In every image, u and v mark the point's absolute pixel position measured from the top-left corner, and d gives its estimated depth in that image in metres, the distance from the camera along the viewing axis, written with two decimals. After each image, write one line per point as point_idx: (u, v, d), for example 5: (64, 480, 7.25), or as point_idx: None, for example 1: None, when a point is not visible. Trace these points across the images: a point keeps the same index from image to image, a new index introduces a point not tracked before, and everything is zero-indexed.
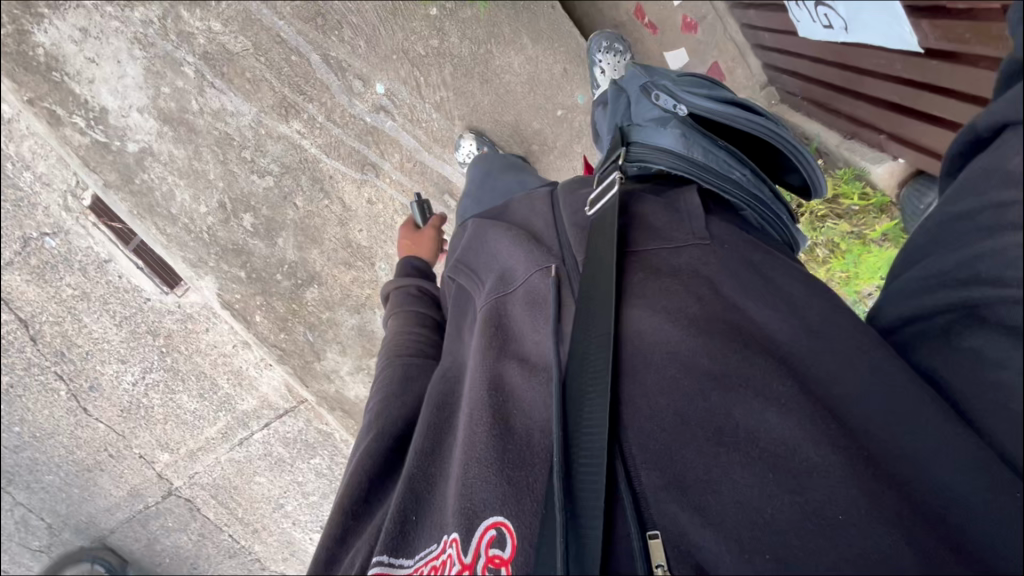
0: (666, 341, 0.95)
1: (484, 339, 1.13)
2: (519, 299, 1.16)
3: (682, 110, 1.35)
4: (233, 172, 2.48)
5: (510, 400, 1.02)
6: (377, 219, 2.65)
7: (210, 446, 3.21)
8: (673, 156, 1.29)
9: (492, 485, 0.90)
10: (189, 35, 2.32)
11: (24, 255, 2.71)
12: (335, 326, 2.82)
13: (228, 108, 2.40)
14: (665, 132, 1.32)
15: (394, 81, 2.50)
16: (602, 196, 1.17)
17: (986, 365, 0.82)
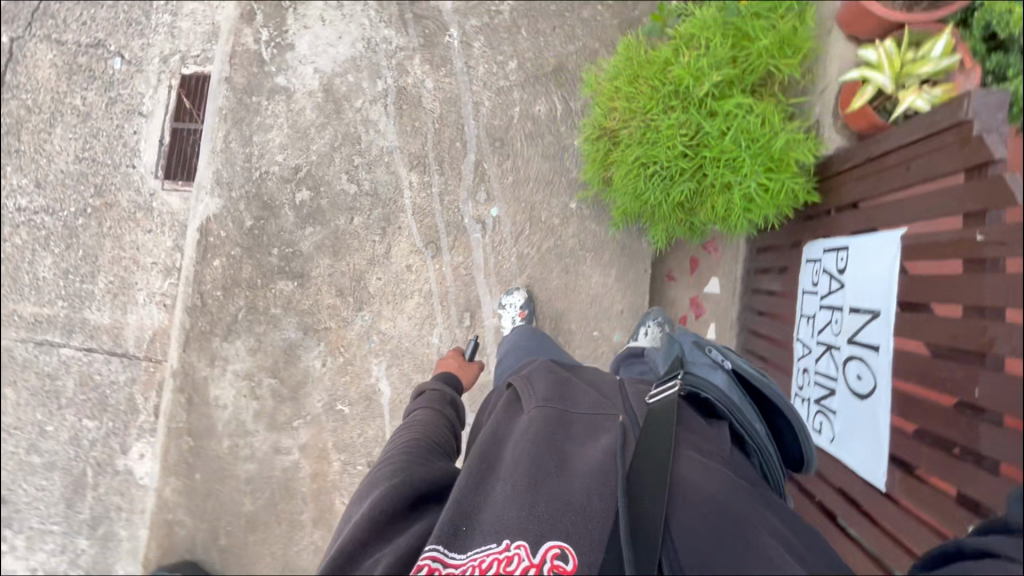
0: (705, 484, 1.13)
1: (550, 424, 1.26)
2: (583, 416, 1.31)
3: (728, 364, 1.44)
4: (331, 160, 2.68)
5: (573, 472, 1.15)
6: (399, 283, 2.58)
7: (7, 321, 2.96)
8: (718, 391, 1.36)
9: (559, 523, 1.05)
10: (404, 73, 2.63)
11: (89, 51, 2.96)
12: (272, 326, 2.69)
13: (378, 125, 2.65)
14: (720, 371, 1.43)
15: (510, 214, 2.49)
16: (660, 392, 1.32)
17: None
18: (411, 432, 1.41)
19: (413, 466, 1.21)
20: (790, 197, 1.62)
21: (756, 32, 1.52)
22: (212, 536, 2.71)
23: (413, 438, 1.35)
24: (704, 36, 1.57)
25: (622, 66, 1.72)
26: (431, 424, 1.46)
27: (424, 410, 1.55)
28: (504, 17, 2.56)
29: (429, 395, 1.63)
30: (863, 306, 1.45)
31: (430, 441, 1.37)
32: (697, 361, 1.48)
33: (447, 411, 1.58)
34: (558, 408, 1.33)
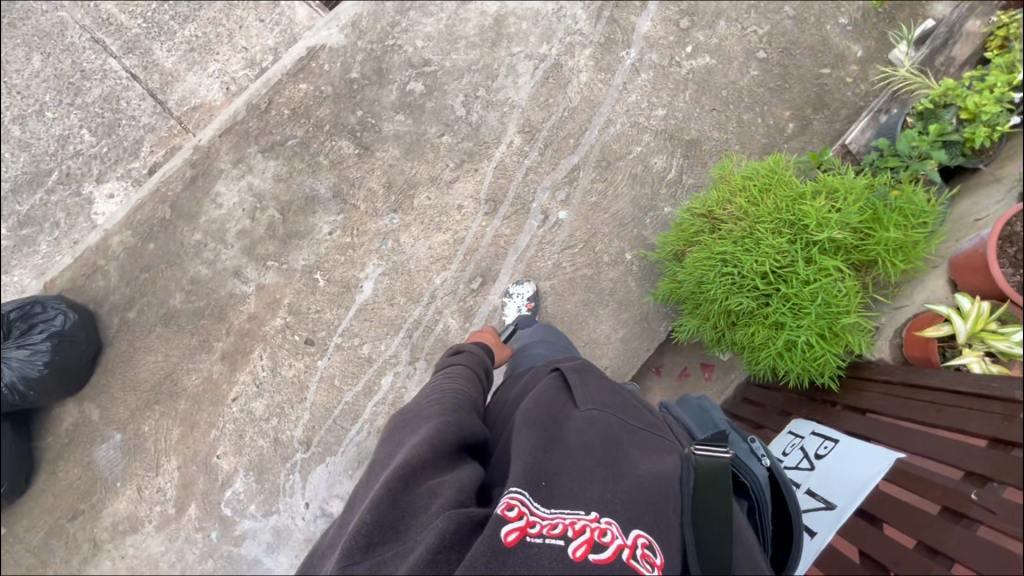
0: (747, 535, 1.05)
1: (614, 420, 1.17)
2: (642, 424, 1.21)
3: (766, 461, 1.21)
4: (460, 76, 2.70)
5: (642, 469, 1.05)
6: (443, 213, 2.58)
7: (83, 2, 2.86)
8: (760, 488, 1.15)
9: (637, 513, 0.95)
10: (569, 53, 2.69)
11: None
12: (308, 171, 2.65)
13: (518, 79, 2.68)
14: (759, 463, 1.20)
15: (572, 226, 2.52)
16: (708, 449, 1.09)
17: None
18: (449, 380, 1.28)
19: (460, 413, 1.11)
20: (824, 368, 1.68)
21: (885, 223, 1.62)
22: (125, 304, 2.58)
23: (455, 388, 1.23)
24: (843, 197, 1.66)
25: (760, 175, 1.80)
26: (469, 382, 1.32)
27: (457, 365, 1.39)
28: (682, 70, 2.63)
29: (459, 352, 1.47)
30: (821, 494, 1.52)
31: (467, 394, 1.23)
32: (735, 442, 1.24)
33: (480, 373, 1.44)
34: (618, 408, 1.23)
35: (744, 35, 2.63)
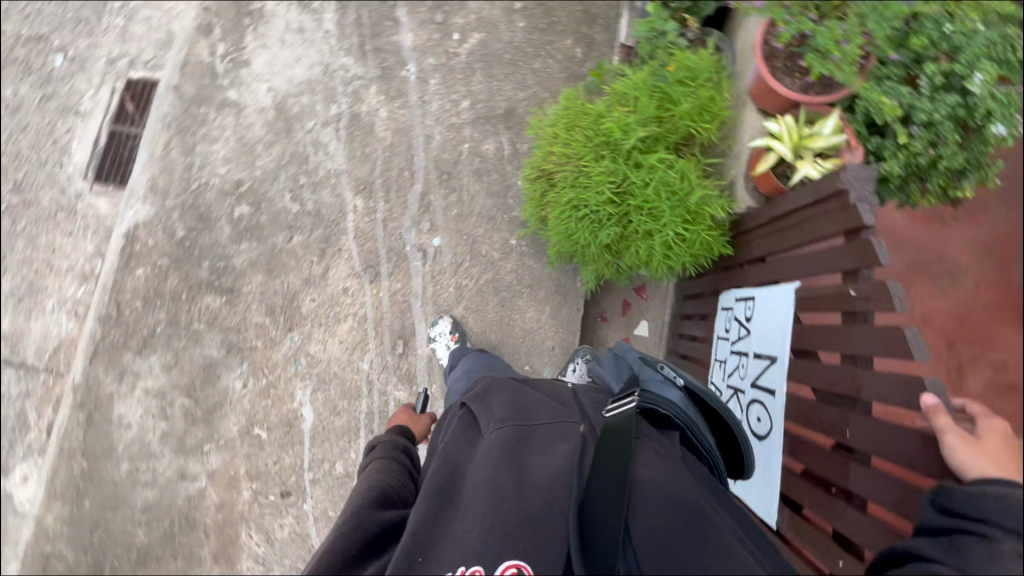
0: (663, 480, 1.00)
1: (506, 441, 1.13)
2: (539, 430, 1.18)
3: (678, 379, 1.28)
4: (276, 177, 2.67)
5: (529, 486, 1.02)
6: (334, 305, 2.53)
7: None
8: (677, 410, 1.19)
9: (513, 544, 0.94)
10: (359, 99, 2.70)
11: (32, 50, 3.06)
12: (191, 343, 2.55)
13: (328, 148, 2.67)
14: (674, 387, 1.24)
15: (451, 245, 2.52)
16: (618, 407, 1.15)
17: None
18: (368, 477, 1.23)
19: (363, 510, 1.08)
20: (705, 247, 1.74)
21: (677, 98, 1.68)
22: (96, 570, 2.43)
23: (371, 485, 1.19)
24: (633, 96, 1.72)
25: (563, 113, 1.84)
26: (393, 469, 1.28)
27: (379, 455, 1.34)
28: (462, 58, 2.68)
29: (381, 438, 1.41)
30: (763, 352, 1.56)
31: (385, 487, 1.19)
32: (649, 376, 1.29)
33: (402, 452, 1.37)
34: (519, 415, 1.22)
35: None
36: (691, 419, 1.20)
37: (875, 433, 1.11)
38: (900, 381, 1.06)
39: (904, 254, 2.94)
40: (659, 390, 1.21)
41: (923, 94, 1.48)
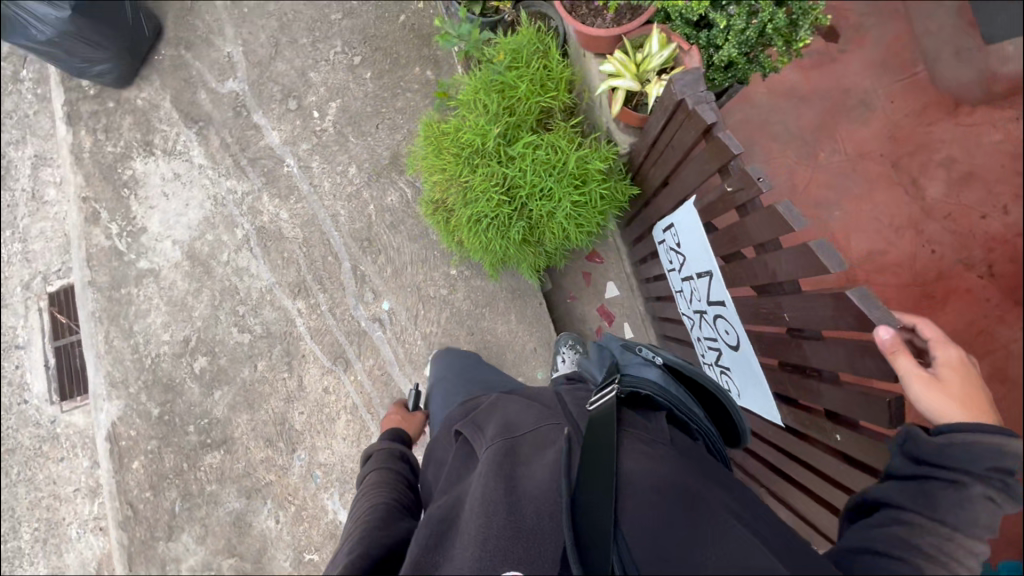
0: (654, 460, 0.97)
1: (495, 454, 1.10)
2: (527, 437, 1.14)
3: (659, 359, 1.17)
4: (217, 318, 2.69)
5: (522, 497, 0.98)
6: (323, 408, 2.55)
7: None
8: (660, 390, 1.13)
9: (509, 556, 0.90)
10: (258, 212, 2.74)
11: None
12: (213, 505, 2.58)
13: (251, 269, 2.70)
14: (654, 366, 1.16)
15: (400, 303, 2.55)
16: (600, 398, 1.10)
17: None
18: (372, 487, 1.32)
19: (368, 539, 1.09)
20: (608, 202, 1.76)
21: (517, 83, 1.72)
22: None
23: (377, 494, 1.28)
24: (478, 98, 1.76)
25: (432, 130, 1.87)
26: (393, 480, 1.37)
27: (376, 466, 1.43)
28: (331, 131, 2.72)
29: (378, 451, 1.52)
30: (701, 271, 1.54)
31: (390, 495, 1.28)
32: (629, 359, 1.21)
33: (397, 457, 1.49)
34: (509, 429, 1.19)
35: (334, 65, 2.77)
36: (675, 395, 1.14)
37: (821, 322, 1.09)
38: (809, 274, 1.03)
39: (817, 103, 3.04)
40: (638, 369, 1.16)
41: None
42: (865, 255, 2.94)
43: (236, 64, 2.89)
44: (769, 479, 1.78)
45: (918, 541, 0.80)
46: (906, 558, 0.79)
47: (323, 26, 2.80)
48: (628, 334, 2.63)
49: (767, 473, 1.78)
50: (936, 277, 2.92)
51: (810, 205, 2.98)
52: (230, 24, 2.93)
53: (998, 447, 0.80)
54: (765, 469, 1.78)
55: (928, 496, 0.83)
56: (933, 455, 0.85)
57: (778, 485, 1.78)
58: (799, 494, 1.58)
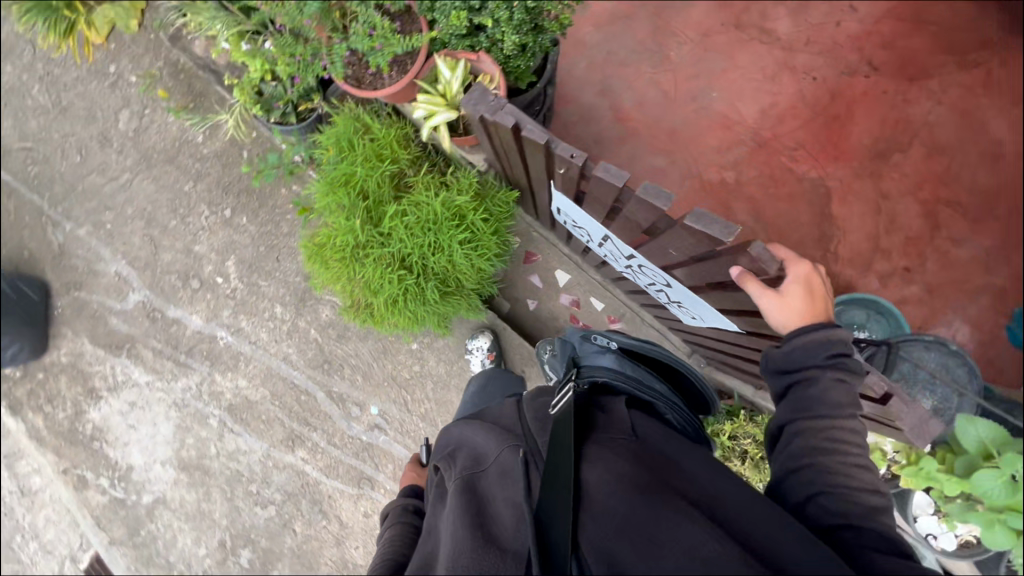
0: (614, 464, 0.99)
1: (462, 499, 1.06)
2: (491, 472, 1.09)
3: (613, 343, 1.32)
4: (237, 507, 2.69)
5: (491, 545, 0.96)
6: (374, 531, 2.54)
7: None
8: (616, 376, 1.22)
9: None
10: (219, 393, 2.74)
11: None
12: None
13: (241, 447, 2.69)
14: (609, 354, 1.28)
15: (386, 401, 2.54)
16: (561, 400, 1.12)
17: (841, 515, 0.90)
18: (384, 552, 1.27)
19: None
20: (494, 225, 1.77)
21: (355, 168, 1.74)
22: None
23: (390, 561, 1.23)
24: (331, 201, 1.78)
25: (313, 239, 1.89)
26: (408, 538, 1.32)
27: (393, 522, 1.41)
28: (242, 287, 2.73)
29: (393, 508, 1.47)
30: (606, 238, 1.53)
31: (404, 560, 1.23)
32: (586, 348, 1.32)
33: (411, 509, 1.45)
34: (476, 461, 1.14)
35: (212, 229, 2.78)
36: (631, 377, 1.22)
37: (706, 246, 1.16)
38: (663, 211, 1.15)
39: (639, 11, 3.08)
40: (594, 364, 1.25)
41: None
42: (760, 115, 2.98)
43: (128, 277, 2.89)
44: None
45: (816, 442, 0.97)
46: (817, 463, 0.95)
47: (182, 201, 2.81)
48: (599, 307, 2.63)
49: None
50: (830, 98, 2.96)
51: (689, 100, 3.01)
52: (103, 246, 2.94)
53: (834, 336, 1.00)
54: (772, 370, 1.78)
55: (803, 396, 1.01)
56: (786, 364, 1.04)
57: None
58: None
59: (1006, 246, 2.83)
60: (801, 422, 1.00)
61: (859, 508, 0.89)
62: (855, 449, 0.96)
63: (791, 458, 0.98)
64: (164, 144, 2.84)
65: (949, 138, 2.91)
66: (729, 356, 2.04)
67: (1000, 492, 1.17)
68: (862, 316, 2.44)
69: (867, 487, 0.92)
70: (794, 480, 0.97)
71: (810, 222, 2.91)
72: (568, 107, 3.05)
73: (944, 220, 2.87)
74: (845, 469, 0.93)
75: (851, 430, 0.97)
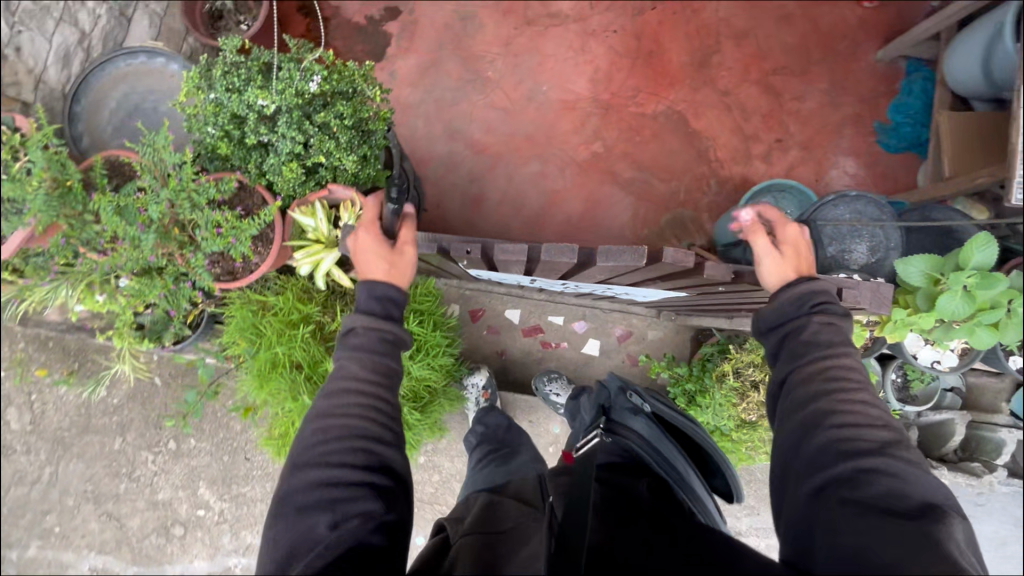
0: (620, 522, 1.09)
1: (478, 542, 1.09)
2: (513, 526, 1.16)
3: (646, 405, 1.45)
4: None
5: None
6: None
7: None
8: (644, 442, 1.33)
9: None
10: None
11: None
12: None
13: None
14: (640, 417, 1.41)
15: (428, 525, 2.43)
16: (585, 444, 1.29)
17: (856, 453, 1.00)
18: (323, 418, 1.08)
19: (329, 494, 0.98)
20: (433, 330, 1.81)
21: (276, 348, 1.66)
22: None
23: (326, 445, 1.04)
24: (270, 391, 1.68)
25: (272, 433, 1.76)
26: (361, 409, 1.09)
27: (359, 353, 1.15)
28: (228, 506, 2.52)
29: (358, 335, 1.17)
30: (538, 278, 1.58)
31: (339, 449, 1.03)
32: (620, 403, 1.48)
33: (384, 343, 1.18)
34: (500, 526, 1.16)
35: (165, 468, 2.55)
36: (654, 447, 1.32)
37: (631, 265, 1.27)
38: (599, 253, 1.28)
39: (440, 51, 3.15)
40: (627, 426, 1.37)
41: (277, 140, 1.46)
42: (592, 85, 3.15)
43: (108, 566, 2.59)
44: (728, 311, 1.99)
45: (817, 383, 1.11)
46: (820, 400, 1.08)
47: (119, 461, 2.55)
48: (560, 322, 2.65)
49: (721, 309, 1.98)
50: (637, 40, 3.18)
51: (528, 103, 3.13)
52: (61, 553, 2.60)
53: (817, 288, 1.20)
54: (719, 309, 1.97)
55: (800, 344, 1.17)
56: (777, 317, 1.23)
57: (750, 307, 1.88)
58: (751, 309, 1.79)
59: (836, 83, 3.15)
60: (799, 367, 1.15)
61: (864, 442, 1.01)
62: (852, 389, 1.09)
63: (799, 401, 1.11)
64: (68, 419, 2.58)
65: (746, 21, 3.20)
66: (684, 304, 2.18)
67: (965, 306, 1.28)
68: (770, 201, 2.65)
69: (870, 422, 1.05)
70: (799, 422, 1.08)
71: (683, 147, 3.10)
72: (430, 166, 3.07)
73: (781, 87, 3.15)
74: (844, 407, 1.06)
75: (845, 371, 1.12)
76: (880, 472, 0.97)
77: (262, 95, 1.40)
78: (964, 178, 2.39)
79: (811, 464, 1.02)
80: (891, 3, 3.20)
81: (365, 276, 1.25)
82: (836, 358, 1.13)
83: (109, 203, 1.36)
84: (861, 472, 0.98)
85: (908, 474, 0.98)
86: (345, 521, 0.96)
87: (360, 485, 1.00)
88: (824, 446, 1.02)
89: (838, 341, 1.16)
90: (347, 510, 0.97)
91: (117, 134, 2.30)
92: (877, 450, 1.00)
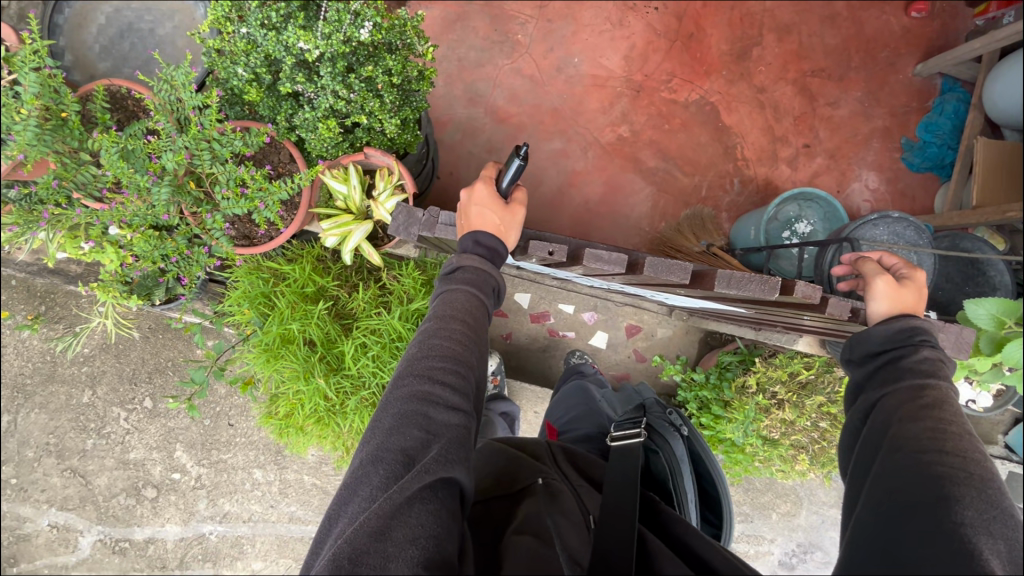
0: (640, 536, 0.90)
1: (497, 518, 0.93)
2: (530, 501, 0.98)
3: (685, 428, 1.27)
4: None
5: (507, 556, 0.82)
6: None
7: None
8: (676, 456, 1.18)
9: None
10: None
11: None
12: None
13: None
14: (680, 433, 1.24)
15: None
16: (623, 435, 1.15)
17: (948, 483, 0.82)
18: (428, 335, 0.97)
19: (418, 422, 0.85)
20: None
21: (289, 323, 1.51)
22: None
23: (429, 360, 0.93)
24: (277, 368, 1.54)
25: (275, 413, 1.63)
26: (467, 337, 0.98)
27: (460, 285, 1.05)
28: (206, 471, 2.38)
29: (468, 271, 1.08)
30: (593, 274, 1.48)
31: (442, 368, 0.92)
32: (656, 411, 1.32)
33: (485, 285, 1.08)
34: (514, 485, 1.01)
35: (138, 427, 2.35)
36: (680, 467, 1.17)
37: (753, 296, 1.23)
38: (737, 282, 1.21)
39: (470, 4, 2.89)
40: (664, 436, 1.21)
41: (314, 91, 1.28)
42: (625, 63, 2.97)
43: (71, 523, 2.44)
44: (749, 329, 1.95)
45: (905, 405, 0.97)
46: (907, 421, 0.94)
47: (87, 415, 2.35)
48: (570, 312, 2.53)
49: (745, 327, 1.95)
50: (678, 20, 3.00)
51: (556, 74, 2.93)
52: (18, 507, 2.42)
53: (922, 326, 1.09)
54: (743, 326, 1.93)
55: (894, 372, 1.05)
56: (874, 347, 1.11)
57: (782, 326, 1.82)
58: (790, 328, 1.78)
59: (870, 93, 3.08)
60: (894, 391, 1.02)
61: (949, 478, 0.82)
62: (951, 424, 0.91)
63: (885, 421, 0.97)
64: (30, 365, 2.35)
65: (791, 15, 3.06)
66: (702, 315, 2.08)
67: None
68: (796, 209, 2.55)
69: (966, 452, 0.86)
70: (880, 441, 0.95)
71: (711, 142, 2.98)
72: (447, 129, 2.86)
73: (816, 90, 3.05)
74: (934, 434, 0.90)
75: (941, 404, 0.95)
76: (969, 519, 0.78)
77: (305, 37, 1.20)
78: (992, 210, 2.36)
79: (884, 483, 0.87)
80: (936, 16, 3.12)
81: (469, 224, 1.14)
82: (933, 390, 0.98)
83: (114, 145, 1.22)
84: (939, 512, 0.79)
85: (1003, 528, 0.79)
86: (447, 448, 0.82)
87: (461, 415, 0.88)
88: (895, 475, 0.86)
89: (942, 376, 1.02)
90: (448, 438, 0.84)
91: (106, 54, 2.01)
92: (967, 493, 0.81)
